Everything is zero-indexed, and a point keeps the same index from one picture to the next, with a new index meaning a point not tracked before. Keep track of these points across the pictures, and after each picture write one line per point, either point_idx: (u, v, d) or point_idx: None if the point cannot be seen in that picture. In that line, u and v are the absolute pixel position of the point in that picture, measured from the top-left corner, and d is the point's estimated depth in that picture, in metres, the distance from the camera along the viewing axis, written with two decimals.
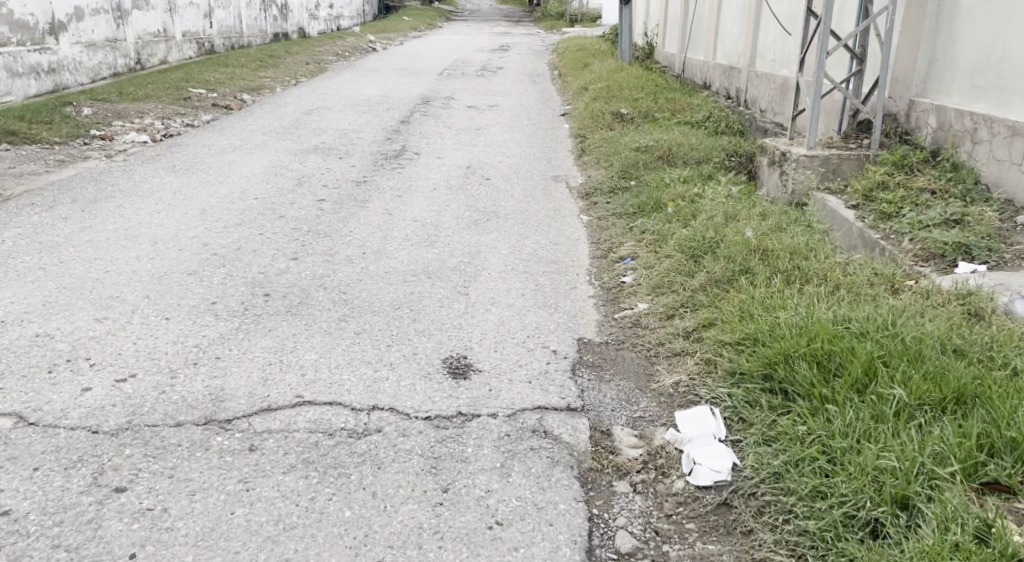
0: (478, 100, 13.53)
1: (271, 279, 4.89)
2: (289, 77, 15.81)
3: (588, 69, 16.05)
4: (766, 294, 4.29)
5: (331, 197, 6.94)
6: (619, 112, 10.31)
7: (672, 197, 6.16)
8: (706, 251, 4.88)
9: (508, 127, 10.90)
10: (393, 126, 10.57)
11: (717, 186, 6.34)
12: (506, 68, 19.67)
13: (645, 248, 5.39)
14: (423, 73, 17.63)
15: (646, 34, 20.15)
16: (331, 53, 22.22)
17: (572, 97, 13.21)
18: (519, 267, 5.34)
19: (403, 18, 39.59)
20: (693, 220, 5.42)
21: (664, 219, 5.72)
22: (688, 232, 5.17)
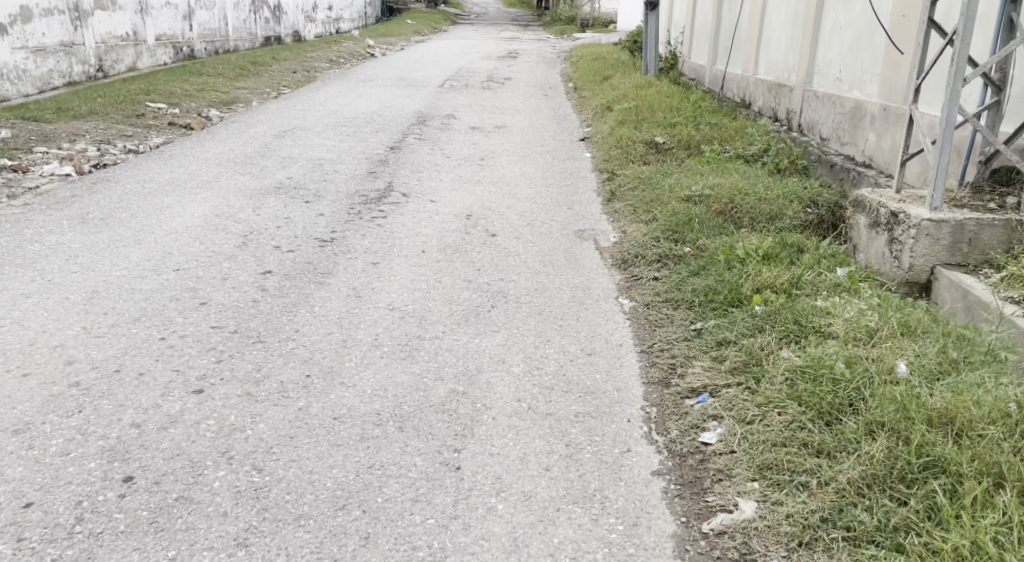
0: (483, 118, 11.80)
1: (144, 446, 3.36)
2: (270, 88, 14.08)
3: (607, 83, 14.32)
4: (1002, 534, 2.97)
5: (286, 263, 5.23)
6: (653, 142, 8.63)
7: (754, 282, 4.48)
8: (849, 414, 3.49)
9: (517, 156, 9.13)
10: (378, 155, 8.82)
11: (812, 266, 4.63)
12: (514, 79, 17.94)
13: (724, 369, 3.90)
14: (422, 85, 15.87)
15: (670, 43, 18.42)
16: (324, 59, 20.48)
17: (591, 119, 11.48)
18: (539, 407, 3.70)
19: (407, 21, 37.87)
20: (801, 339, 3.94)
21: (746, 321, 4.16)
22: (804, 365, 3.74)
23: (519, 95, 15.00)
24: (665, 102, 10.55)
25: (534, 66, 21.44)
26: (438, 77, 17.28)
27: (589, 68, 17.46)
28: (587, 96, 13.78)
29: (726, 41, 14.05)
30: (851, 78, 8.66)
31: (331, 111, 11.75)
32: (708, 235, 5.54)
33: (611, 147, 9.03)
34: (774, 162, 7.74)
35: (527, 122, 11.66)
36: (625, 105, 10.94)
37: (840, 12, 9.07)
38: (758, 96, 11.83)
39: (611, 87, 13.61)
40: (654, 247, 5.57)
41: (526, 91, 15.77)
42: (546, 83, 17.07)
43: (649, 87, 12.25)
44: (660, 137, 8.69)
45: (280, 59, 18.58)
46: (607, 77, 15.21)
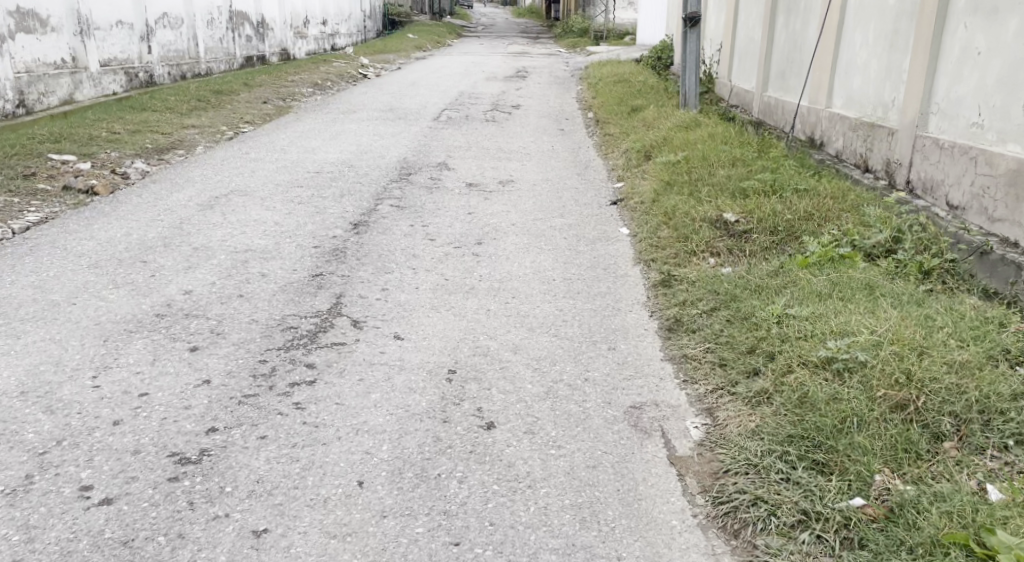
0: (483, 169, 9.29)
1: None
2: (228, 126, 11.59)
3: (638, 115, 11.80)
4: None
5: (75, 544, 3.01)
6: (720, 221, 6.17)
7: None
8: None
9: (527, 239, 6.60)
10: (334, 242, 6.32)
11: None
12: (523, 106, 15.43)
13: None
14: (412, 117, 13.36)
15: (707, 61, 15.98)
16: (308, 83, 18.03)
17: (624, 170, 9.01)
18: None
19: (409, 35, 35.42)
20: None
21: None
22: None
23: (529, 130, 12.49)
24: (720, 150, 8.09)
25: (544, 88, 18.94)
26: (435, 106, 14.78)
27: (615, 93, 14.93)
28: (615, 132, 11.29)
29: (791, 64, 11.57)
30: (1005, 125, 6.16)
31: (290, 161, 9.25)
32: (891, 479, 3.22)
33: (659, 226, 6.54)
34: (914, 257, 5.24)
35: (541, 175, 9.16)
36: (667, 155, 8.45)
37: (976, 32, 6.51)
38: (842, 136, 9.35)
39: (642, 121, 11.11)
40: (783, 479, 3.29)
41: (537, 124, 13.26)
42: (561, 113, 14.56)
43: (695, 126, 9.76)
44: (729, 214, 6.22)
45: (255, 85, 16.10)
46: (639, 105, 12.72)
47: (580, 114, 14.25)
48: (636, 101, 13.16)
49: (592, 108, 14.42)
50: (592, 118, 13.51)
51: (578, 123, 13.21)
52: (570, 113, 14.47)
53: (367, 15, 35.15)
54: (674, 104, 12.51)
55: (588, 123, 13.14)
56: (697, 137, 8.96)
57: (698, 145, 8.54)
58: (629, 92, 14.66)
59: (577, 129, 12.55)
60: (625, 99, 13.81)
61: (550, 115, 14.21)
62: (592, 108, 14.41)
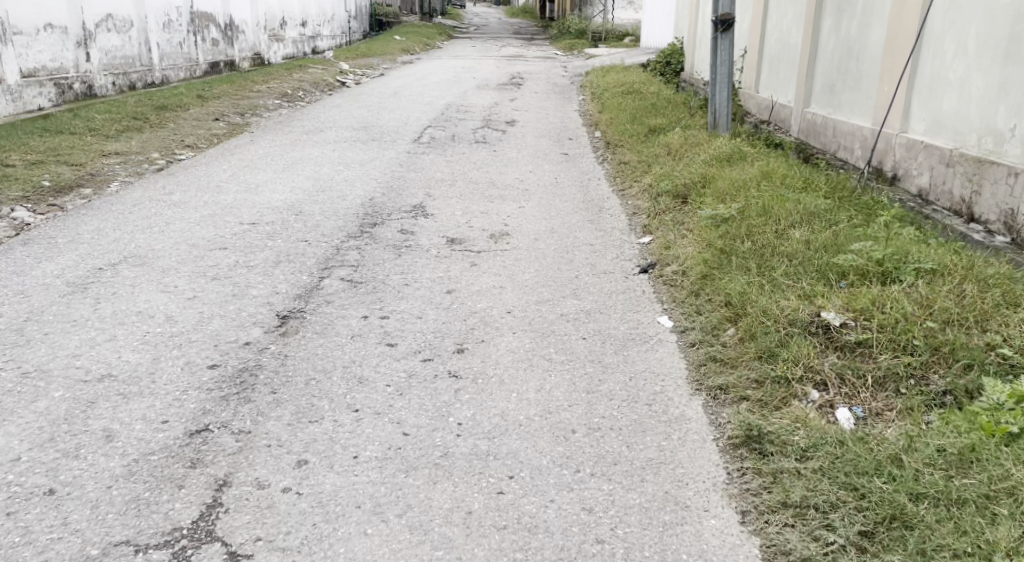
0: (470, 218, 7.27)
1: None
2: (160, 152, 9.46)
3: (660, 138, 9.82)
4: None
5: None
6: (817, 323, 4.24)
7: None
8: None
9: (528, 346, 4.60)
10: (246, 352, 4.29)
11: None
12: (519, 122, 13.38)
13: None
14: (389, 138, 11.36)
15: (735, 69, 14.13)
16: (276, 93, 15.94)
17: (653, 220, 7.05)
18: None
19: (394, 37, 33.34)
20: None
21: None
22: None
23: (526, 155, 10.46)
24: (786, 200, 6.16)
25: (542, 99, 16.93)
26: (416, 124, 12.72)
27: (627, 105, 12.98)
28: (634, 159, 9.32)
29: (852, 76, 9.69)
30: None
31: (222, 205, 7.19)
32: None
33: (724, 328, 4.57)
34: None
35: (543, 226, 7.13)
36: (710, 204, 6.50)
37: None
38: (928, 171, 7.56)
39: (667, 149, 9.13)
40: None
41: (537, 146, 11.20)
42: (563, 131, 12.51)
43: (738, 157, 7.80)
44: (829, 307, 4.29)
45: (212, 97, 13.97)
46: (656, 123, 10.75)
47: (585, 133, 12.23)
48: (654, 117, 11.21)
49: (601, 124, 12.44)
50: (601, 138, 11.49)
51: (584, 146, 11.17)
52: (572, 132, 12.42)
53: (350, 16, 33.01)
54: (701, 123, 10.54)
55: (596, 146, 11.12)
56: (746, 175, 6.99)
57: (753, 188, 6.58)
58: (645, 105, 12.72)
59: (584, 154, 10.53)
60: (639, 115, 11.82)
61: (550, 134, 12.17)
62: (601, 124, 12.42)
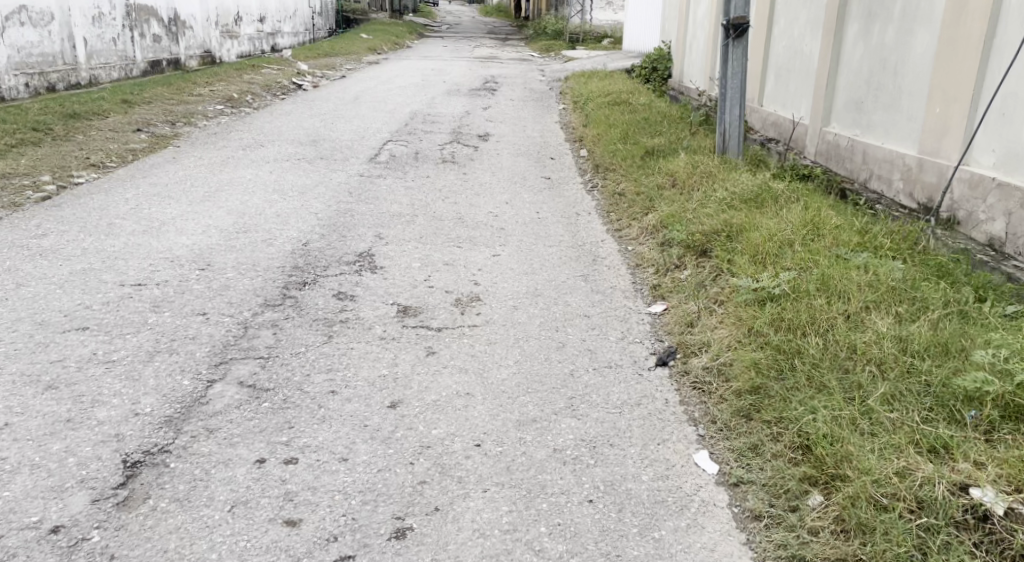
0: (429, 275, 5.71)
1: None
2: (53, 172, 7.77)
3: (662, 164, 8.27)
4: None
5: None
6: (967, 508, 3.04)
7: None
8: None
9: (505, 523, 3.15)
10: (44, 550, 2.98)
11: None
12: (493, 137, 11.78)
13: None
14: (339, 156, 9.79)
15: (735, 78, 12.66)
16: (220, 98, 14.34)
17: (666, 282, 5.55)
18: None
19: (361, 36, 31.75)
20: None
21: None
22: None
23: (500, 181, 8.90)
24: (847, 265, 4.68)
25: (518, 108, 15.37)
26: (374, 139, 11.13)
27: (616, 119, 11.44)
28: (631, 193, 7.81)
29: (887, 93, 8.21)
30: None
31: (105, 253, 5.53)
32: None
33: (814, 495, 3.24)
34: None
35: (524, 288, 5.53)
36: (743, 264, 4.99)
37: None
38: (1004, 218, 6.15)
39: (670, 181, 7.62)
40: None
41: (513, 168, 9.64)
42: (543, 149, 10.91)
43: (763, 194, 6.31)
44: (984, 479, 3.09)
45: (141, 102, 12.34)
46: (652, 144, 9.23)
47: (569, 151, 10.68)
48: (648, 137, 9.69)
49: (588, 142, 10.88)
50: (588, 159, 9.94)
51: (568, 169, 9.59)
52: (554, 150, 10.82)
53: (314, 12, 31.38)
54: (708, 144, 9.00)
55: (582, 169, 9.57)
56: (782, 222, 5.50)
57: (796, 243, 5.10)
58: (636, 119, 11.19)
59: (570, 181, 8.96)
60: (631, 132, 10.28)
61: (529, 153, 10.58)
62: (587, 142, 10.88)
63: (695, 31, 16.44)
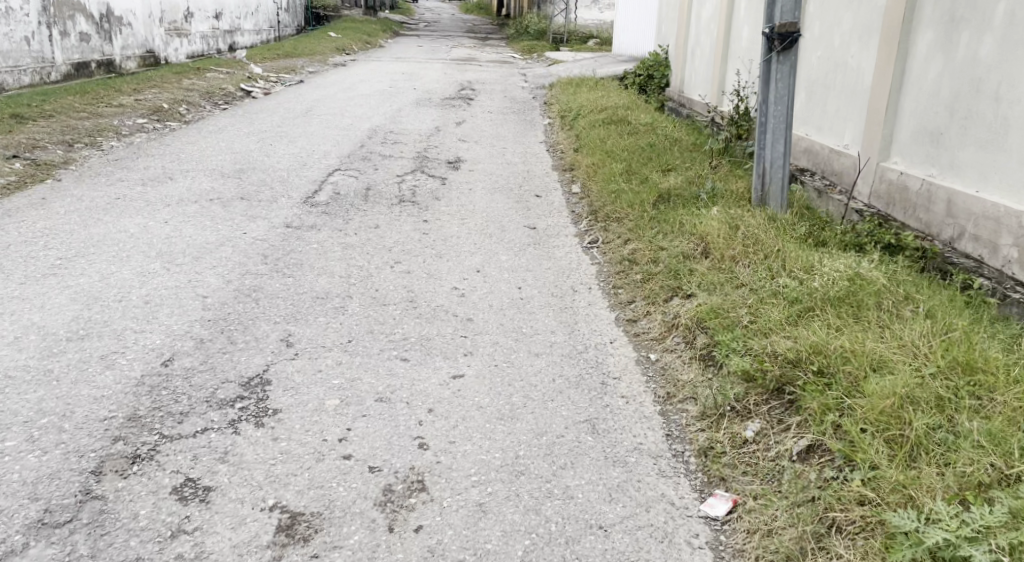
0: (348, 428, 3.72)
1: None
2: None
3: (694, 221, 6.10)
4: None
5: None
6: None
7: None
8: None
9: None
10: None
11: None
12: (464, 166, 9.76)
13: None
14: (265, 194, 7.81)
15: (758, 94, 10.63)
16: (143, 115, 12.38)
17: (724, 442, 3.77)
18: None
19: (332, 35, 29.65)
20: None
21: None
22: None
23: (468, 233, 6.92)
24: None
25: (496, 122, 13.37)
26: (319, 168, 9.18)
27: (614, 147, 9.41)
28: (647, 261, 5.82)
29: (983, 118, 6.17)
30: None
31: None
32: None
33: None
34: None
35: (496, 459, 3.60)
36: (871, 454, 3.45)
37: None
38: None
39: (700, 249, 5.62)
40: None
41: (486, 214, 7.62)
42: (525, 186, 8.88)
43: (850, 283, 4.51)
44: None
45: (36, 120, 10.37)
46: (666, 187, 7.23)
47: (559, 190, 8.65)
48: (659, 176, 7.69)
49: (582, 177, 8.85)
50: (585, 204, 7.91)
51: (557, 219, 7.56)
52: (539, 188, 8.79)
53: (280, 7, 29.33)
54: (740, 187, 6.99)
55: (576, 219, 7.55)
56: (902, 343, 3.95)
57: (942, 404, 3.61)
58: (639, 147, 9.18)
59: (559, 239, 6.97)
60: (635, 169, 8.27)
61: (508, 192, 8.57)
62: (580, 178, 8.86)
63: (698, 35, 14.35)
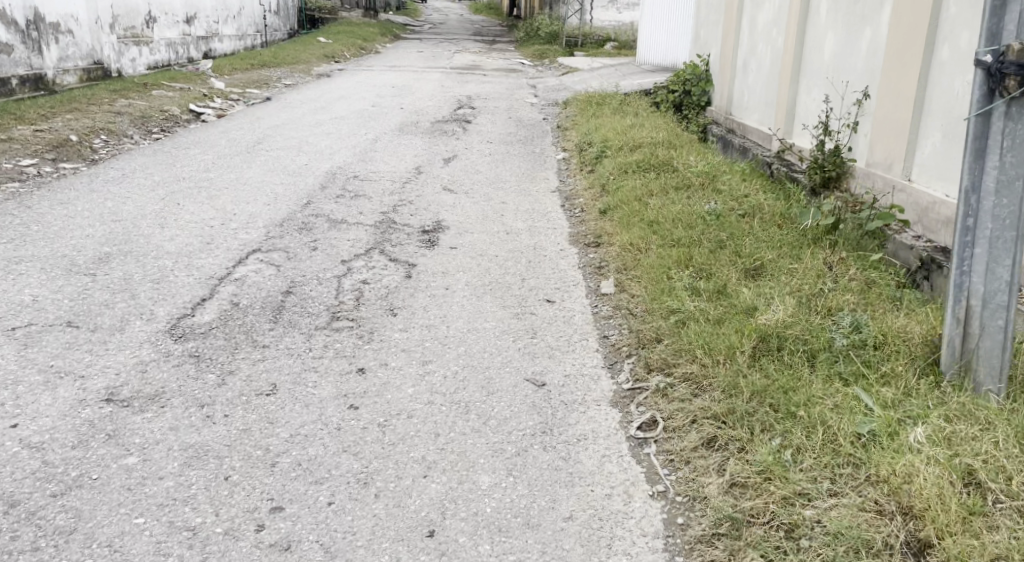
0: None
1: None
2: None
3: (859, 424, 3.45)
4: None
5: None
6: None
7: None
8: None
9: None
10: None
11: None
12: (442, 239, 6.84)
13: None
14: (112, 315, 4.92)
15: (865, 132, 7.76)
16: (37, 155, 9.49)
17: None
18: None
19: (321, 40, 26.75)
20: None
21: None
22: None
23: (433, 409, 4.03)
24: None
25: (496, 157, 10.43)
26: (228, 249, 6.30)
27: (663, 219, 6.41)
28: (780, 535, 3.12)
29: None
30: None
31: None
32: None
33: None
34: None
35: None
36: None
37: None
38: None
39: (905, 541, 3.02)
40: None
41: (461, 355, 4.68)
42: (527, 284, 5.94)
43: None
44: None
45: None
46: (768, 316, 4.25)
47: (582, 298, 5.67)
48: (747, 290, 4.71)
49: (620, 274, 5.87)
50: (629, 335, 4.91)
51: (579, 366, 4.60)
52: (548, 289, 5.83)
53: (267, 9, 26.42)
54: (895, 316, 4.16)
55: (614, 371, 4.52)
56: None
57: None
58: (702, 223, 6.18)
59: (582, 418, 4.00)
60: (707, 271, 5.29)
61: (501, 299, 5.63)
62: (617, 275, 5.86)
63: (751, 43, 11.34)
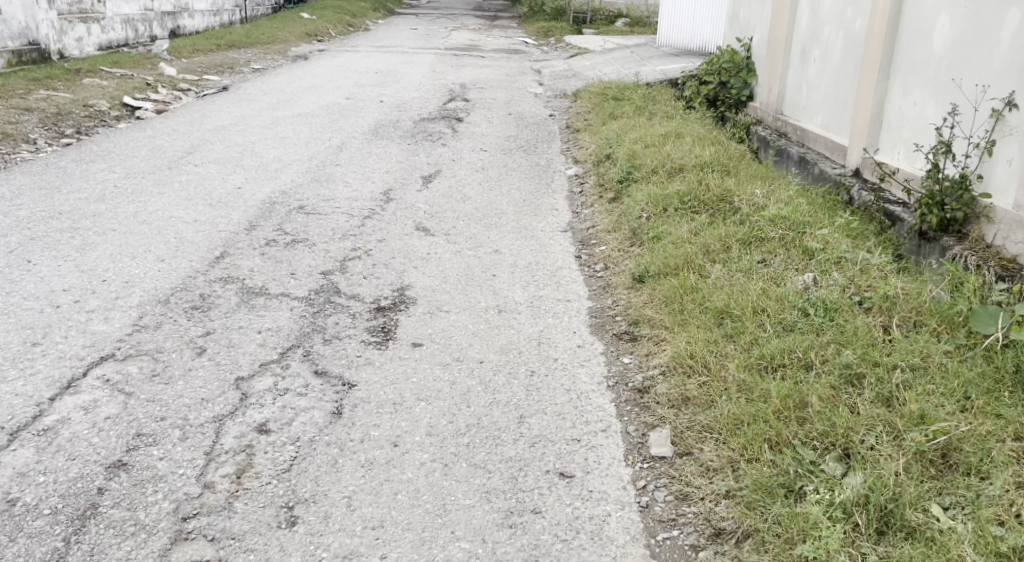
0: None
1: None
2: None
3: None
4: None
5: None
6: None
7: None
8: None
9: None
10: None
11: None
12: (402, 327, 4.66)
13: None
14: None
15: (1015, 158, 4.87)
16: None
17: None
18: None
19: (307, 16, 24.29)
20: None
21: None
22: None
23: None
24: None
25: (491, 173, 8.16)
26: (63, 357, 4.04)
27: (742, 310, 4.17)
28: None
29: None
30: None
31: None
32: None
33: None
34: None
35: None
36: None
37: None
38: None
39: None
40: None
41: None
42: (527, 436, 3.62)
43: None
44: None
45: None
46: None
47: (619, 470, 3.41)
48: (958, 531, 2.88)
49: (677, 418, 3.64)
50: None
51: None
52: (562, 448, 3.54)
53: None
54: None
55: None
56: None
57: None
58: (809, 328, 3.94)
59: None
60: (846, 451, 3.23)
61: (483, 474, 3.37)
62: (677, 422, 3.61)
63: (813, 22, 8.90)
